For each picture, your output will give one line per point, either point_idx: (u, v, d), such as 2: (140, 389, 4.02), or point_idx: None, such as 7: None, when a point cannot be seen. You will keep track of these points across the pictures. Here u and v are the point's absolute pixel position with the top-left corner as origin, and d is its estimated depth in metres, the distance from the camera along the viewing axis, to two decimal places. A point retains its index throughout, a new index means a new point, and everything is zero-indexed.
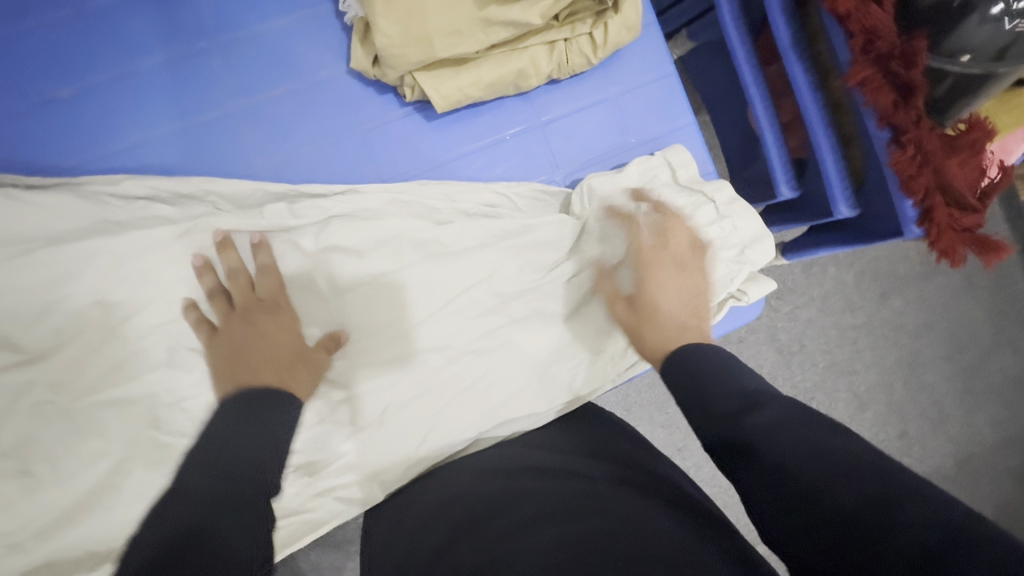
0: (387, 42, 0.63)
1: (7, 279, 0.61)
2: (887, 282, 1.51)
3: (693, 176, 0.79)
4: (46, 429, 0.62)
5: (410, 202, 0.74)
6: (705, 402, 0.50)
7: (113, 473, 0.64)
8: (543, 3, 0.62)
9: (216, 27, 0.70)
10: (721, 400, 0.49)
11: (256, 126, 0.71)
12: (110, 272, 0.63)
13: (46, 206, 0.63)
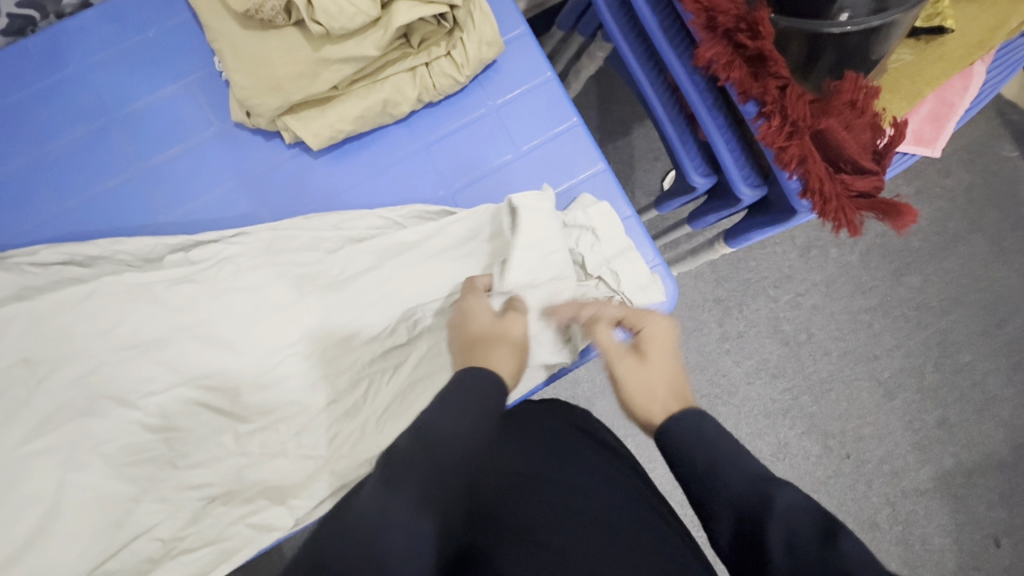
0: (245, 94, 0.68)
1: None
2: (900, 256, 1.34)
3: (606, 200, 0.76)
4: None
5: (301, 235, 0.76)
6: (706, 489, 0.49)
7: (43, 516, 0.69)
8: (374, 35, 0.66)
9: (115, 104, 0.78)
10: (726, 505, 0.47)
11: (157, 186, 0.78)
12: (32, 333, 0.71)
13: None
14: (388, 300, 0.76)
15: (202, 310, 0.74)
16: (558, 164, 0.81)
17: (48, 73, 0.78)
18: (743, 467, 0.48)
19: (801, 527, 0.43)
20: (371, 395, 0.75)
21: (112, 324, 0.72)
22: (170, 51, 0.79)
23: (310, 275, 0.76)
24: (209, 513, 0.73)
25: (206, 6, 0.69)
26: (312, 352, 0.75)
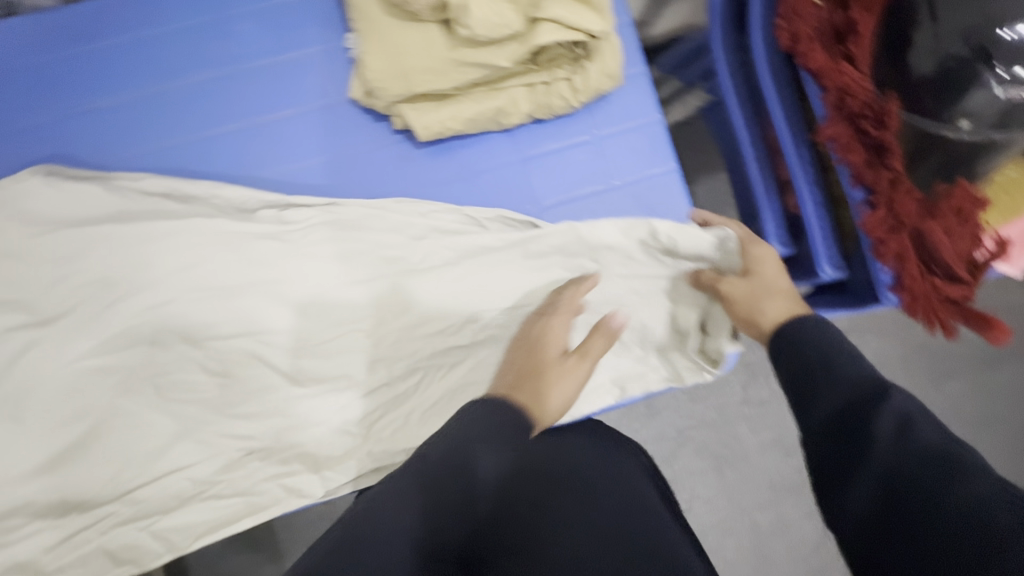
0: (372, 75, 0.70)
1: (37, 251, 0.72)
2: (950, 362, 1.29)
3: (698, 247, 0.75)
4: (42, 383, 0.71)
5: (388, 217, 0.78)
6: (827, 379, 0.51)
7: (88, 431, 0.72)
8: (511, 48, 0.67)
9: (241, 56, 0.81)
10: (846, 380, 0.50)
11: (262, 142, 0.80)
12: (114, 254, 0.73)
13: (74, 193, 0.74)
14: (456, 303, 0.76)
15: (279, 269, 0.76)
16: (645, 204, 0.83)
17: (186, 14, 0.81)
18: (845, 375, 0.51)
19: (918, 431, 0.44)
20: (421, 388, 0.76)
21: (191, 264, 0.74)
22: (304, 16, 0.82)
23: (387, 259, 0.77)
24: (236, 466, 0.74)
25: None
26: (371, 334, 0.76)
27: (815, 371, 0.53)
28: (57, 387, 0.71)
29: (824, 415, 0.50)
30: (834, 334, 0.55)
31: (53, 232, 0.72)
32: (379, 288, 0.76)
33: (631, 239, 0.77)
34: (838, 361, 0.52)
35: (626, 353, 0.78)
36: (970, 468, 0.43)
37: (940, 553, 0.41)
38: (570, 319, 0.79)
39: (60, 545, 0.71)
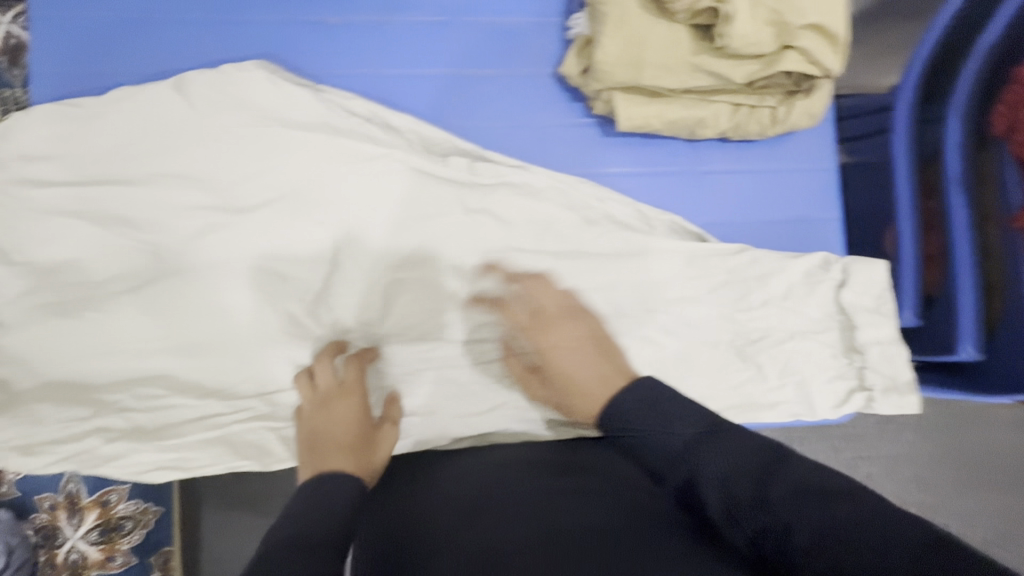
0: (603, 59, 0.73)
1: (245, 140, 0.75)
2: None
3: (862, 299, 0.76)
4: (215, 266, 0.74)
5: (567, 194, 0.81)
6: (767, 483, 0.50)
7: (252, 319, 0.75)
8: (750, 65, 0.69)
9: (464, 7, 0.83)
10: (782, 482, 0.49)
11: (464, 94, 0.84)
12: (314, 163, 0.75)
13: (290, 95, 0.76)
14: (611, 290, 0.79)
15: (452, 217, 0.78)
16: (800, 242, 0.86)
17: None
18: (792, 478, 0.50)
19: (676, 428, 0.57)
20: (561, 365, 0.78)
21: (375, 192, 0.77)
22: None
23: (554, 232, 0.79)
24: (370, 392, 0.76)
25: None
26: (525, 301, 0.78)
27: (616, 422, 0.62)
28: (228, 273, 0.74)
29: (657, 454, 0.58)
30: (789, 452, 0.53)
31: (260, 126, 0.75)
32: (544, 260, 0.79)
33: (798, 274, 0.77)
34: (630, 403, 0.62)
35: (761, 381, 0.78)
36: (849, 508, 0.45)
37: None
38: (714, 334, 0.79)
39: (184, 427, 0.71)
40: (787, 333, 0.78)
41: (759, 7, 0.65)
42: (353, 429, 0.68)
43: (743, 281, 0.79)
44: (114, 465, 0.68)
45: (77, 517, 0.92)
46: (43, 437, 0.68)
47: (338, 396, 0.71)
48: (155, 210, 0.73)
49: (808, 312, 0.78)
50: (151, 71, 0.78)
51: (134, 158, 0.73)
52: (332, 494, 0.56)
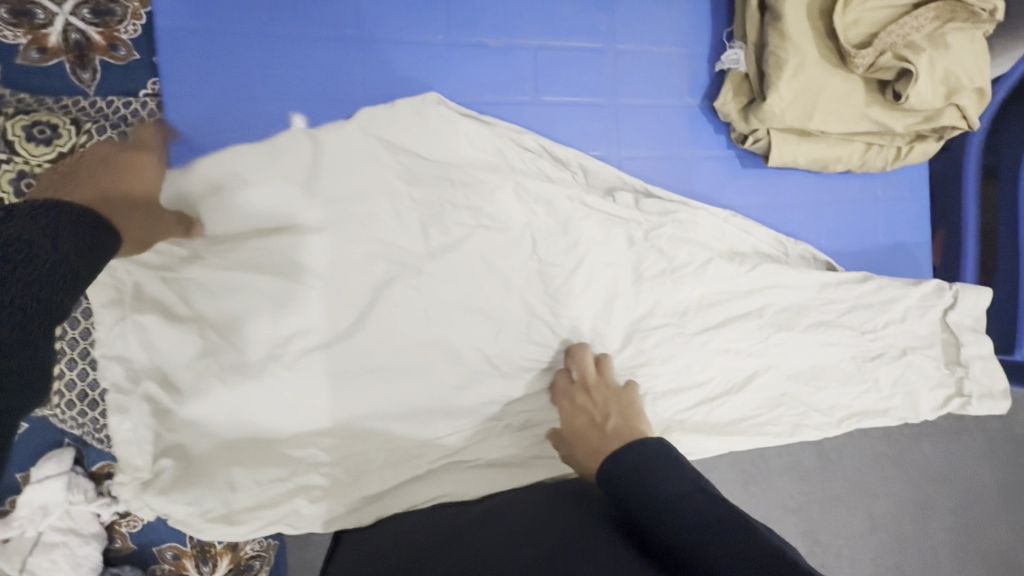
0: (776, 102, 0.75)
1: (426, 186, 0.72)
2: None
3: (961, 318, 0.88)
4: (396, 318, 0.70)
5: (719, 227, 0.84)
6: (664, 509, 0.52)
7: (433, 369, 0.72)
8: (910, 118, 0.77)
9: (620, 34, 0.82)
10: (691, 512, 0.51)
11: (618, 124, 0.83)
12: (496, 204, 0.74)
13: (468, 134, 0.74)
14: (757, 316, 0.82)
15: (618, 251, 0.78)
16: (896, 264, 0.96)
17: None
18: (699, 513, 0.51)
19: (663, 484, 0.55)
20: (725, 393, 0.81)
21: (545, 228, 0.76)
22: (685, 15, 0.84)
23: (705, 265, 0.81)
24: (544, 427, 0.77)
25: (793, 5, 0.73)
26: (692, 334, 0.80)
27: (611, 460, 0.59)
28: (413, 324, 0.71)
29: (659, 504, 0.53)
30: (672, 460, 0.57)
31: (445, 171, 0.73)
32: (704, 294, 0.81)
33: (911, 296, 0.88)
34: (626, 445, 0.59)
35: (876, 392, 0.85)
36: (726, 545, 0.48)
37: None
38: (842, 351, 0.85)
39: (376, 484, 0.69)
40: (900, 349, 0.87)
41: (934, 69, 0.73)
42: (600, 410, 0.69)
43: (871, 304, 0.87)
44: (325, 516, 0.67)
45: (207, 565, 0.87)
46: (245, 504, 0.64)
47: (576, 387, 0.73)
48: (337, 258, 0.69)
49: (922, 331, 0.88)
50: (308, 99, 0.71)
51: (309, 195, 0.68)
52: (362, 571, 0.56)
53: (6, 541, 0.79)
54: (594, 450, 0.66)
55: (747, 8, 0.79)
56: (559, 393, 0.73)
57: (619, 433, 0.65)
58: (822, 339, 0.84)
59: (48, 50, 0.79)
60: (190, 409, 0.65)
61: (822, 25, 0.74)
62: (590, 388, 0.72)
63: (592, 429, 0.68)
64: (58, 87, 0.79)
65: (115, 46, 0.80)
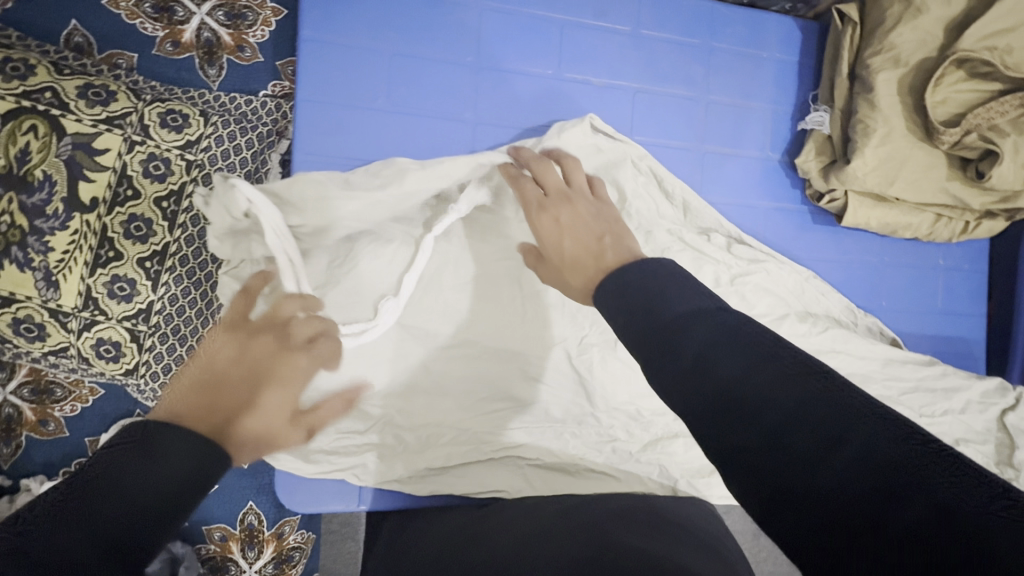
0: (860, 166, 0.79)
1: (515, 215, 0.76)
2: None
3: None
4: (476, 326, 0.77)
5: (791, 279, 0.86)
6: (665, 331, 0.41)
7: (505, 381, 0.78)
8: (988, 196, 0.81)
9: (710, 87, 0.87)
10: (694, 320, 0.41)
11: (700, 168, 0.88)
12: None
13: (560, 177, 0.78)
14: None
15: None
16: (953, 334, 0.97)
17: (679, 30, 0.86)
18: (710, 319, 0.41)
19: (722, 362, 0.38)
20: None
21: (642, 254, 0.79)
22: (773, 77, 0.89)
23: (780, 318, 0.83)
24: (606, 451, 0.79)
25: (887, 79, 0.78)
26: None
27: (641, 306, 0.45)
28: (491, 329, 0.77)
29: (649, 320, 0.43)
30: (678, 275, 0.46)
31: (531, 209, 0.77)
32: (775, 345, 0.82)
33: (974, 390, 0.86)
34: (665, 283, 0.45)
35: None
36: (739, 356, 0.38)
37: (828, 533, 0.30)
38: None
39: (440, 460, 0.75)
40: (952, 439, 0.84)
41: (1019, 153, 0.76)
42: (590, 235, 0.63)
43: (936, 384, 0.86)
44: (383, 474, 0.74)
45: (252, 550, 0.89)
46: (321, 446, 0.73)
47: (545, 213, 0.66)
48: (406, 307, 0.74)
49: (980, 424, 0.85)
50: (428, 139, 0.78)
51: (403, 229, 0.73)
52: (423, 545, 0.66)
53: None
54: (586, 266, 0.59)
55: (836, 75, 0.84)
56: (535, 209, 0.66)
57: (620, 254, 0.57)
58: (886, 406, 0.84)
59: (181, 44, 0.85)
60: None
61: (911, 100, 0.79)
62: (568, 199, 0.67)
63: (589, 256, 0.60)
64: (187, 79, 0.84)
65: (243, 47, 0.86)
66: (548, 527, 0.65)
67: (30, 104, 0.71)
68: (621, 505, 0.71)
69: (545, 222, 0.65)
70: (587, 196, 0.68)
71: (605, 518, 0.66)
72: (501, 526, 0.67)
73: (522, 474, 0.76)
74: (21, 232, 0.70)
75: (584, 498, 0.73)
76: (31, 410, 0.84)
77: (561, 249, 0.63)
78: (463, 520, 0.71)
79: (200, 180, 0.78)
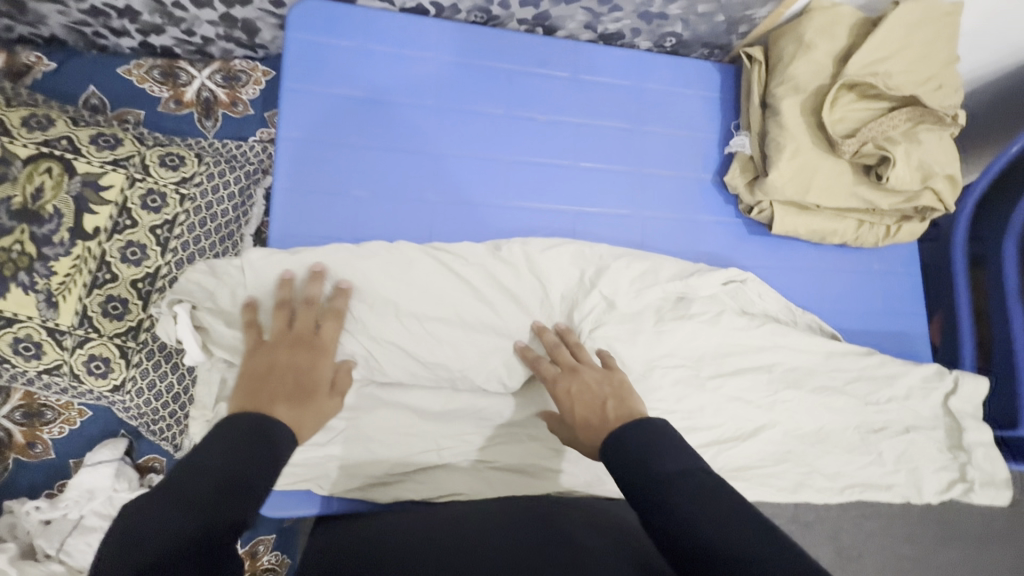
0: (778, 177, 0.89)
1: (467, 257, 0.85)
2: None
3: (965, 406, 0.94)
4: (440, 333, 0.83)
5: (732, 284, 0.95)
6: (637, 461, 0.61)
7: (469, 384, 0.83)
8: (896, 197, 0.90)
9: (644, 119, 1.00)
10: (658, 458, 0.60)
11: (640, 188, 0.98)
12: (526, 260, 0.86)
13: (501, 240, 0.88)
14: (768, 371, 0.92)
15: (645, 293, 0.89)
16: (894, 333, 1.04)
17: (613, 75, 1.00)
18: (672, 458, 0.60)
19: (667, 473, 0.59)
20: (736, 437, 0.89)
21: (589, 264, 0.88)
22: (699, 108, 1.02)
23: (718, 316, 0.91)
24: (566, 449, 0.83)
25: (790, 104, 0.90)
26: (702, 377, 0.89)
27: (634, 463, 0.61)
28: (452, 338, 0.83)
29: (631, 461, 0.61)
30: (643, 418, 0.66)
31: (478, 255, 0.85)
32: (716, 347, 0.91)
33: (912, 380, 0.95)
34: (637, 434, 0.63)
35: (880, 466, 0.92)
36: (681, 481, 0.58)
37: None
38: (851, 418, 0.92)
39: (404, 465, 0.79)
40: (903, 426, 0.93)
41: (911, 158, 0.87)
42: (596, 397, 0.72)
43: (874, 375, 0.95)
44: (346, 483, 0.77)
45: None
46: (286, 457, 0.76)
47: (559, 391, 0.75)
48: (368, 334, 0.79)
49: (920, 414, 0.94)
50: (393, 169, 0.89)
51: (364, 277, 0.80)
52: (371, 543, 0.67)
53: (49, 522, 0.84)
54: (592, 427, 0.70)
55: (750, 105, 0.97)
56: (551, 382, 0.77)
57: (621, 412, 0.69)
58: (825, 399, 0.92)
59: (184, 102, 0.98)
60: None
61: (814, 120, 0.90)
62: (576, 372, 0.76)
63: (595, 413, 0.71)
64: (187, 130, 0.97)
65: (236, 103, 1.00)
66: (505, 533, 0.67)
67: (49, 149, 0.82)
68: (580, 513, 0.74)
69: (566, 389, 0.75)
70: (604, 373, 0.76)
71: (564, 526, 0.69)
72: (461, 526, 0.70)
73: (481, 477, 0.81)
74: (29, 259, 0.79)
75: (546, 505, 0.76)
76: (21, 433, 0.89)
77: (579, 428, 0.71)
78: (425, 515, 0.75)
79: (193, 211, 0.88)
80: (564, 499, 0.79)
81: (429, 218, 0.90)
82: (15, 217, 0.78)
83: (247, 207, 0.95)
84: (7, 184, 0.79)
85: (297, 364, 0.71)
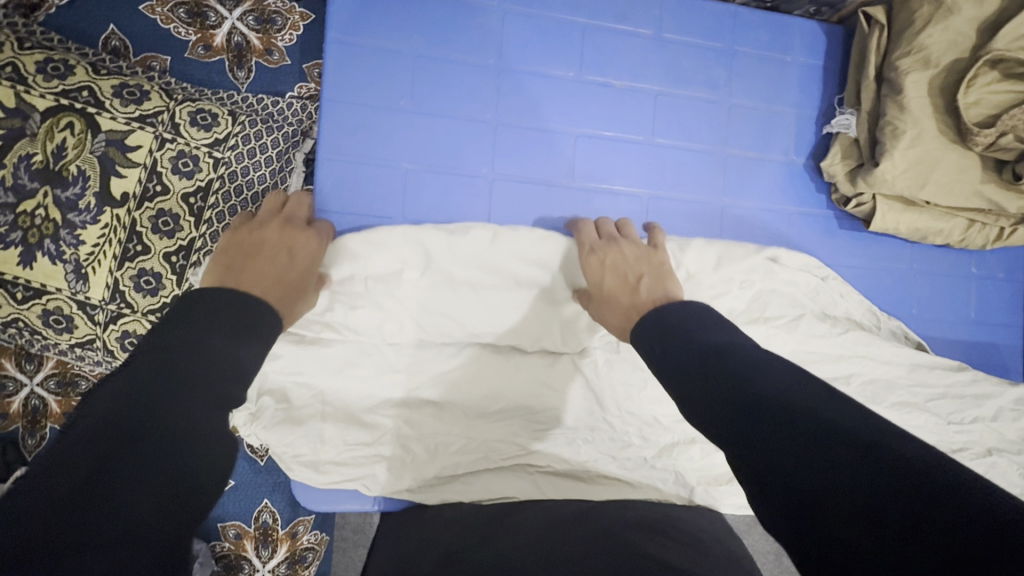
0: (889, 168, 0.77)
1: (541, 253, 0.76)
2: None
3: None
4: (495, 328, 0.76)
5: (816, 285, 0.86)
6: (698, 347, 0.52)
7: (524, 384, 0.76)
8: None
9: (734, 88, 0.87)
10: (724, 350, 0.50)
11: (722, 169, 0.86)
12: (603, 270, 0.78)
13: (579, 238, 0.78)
14: (845, 382, 0.83)
15: (721, 289, 0.80)
16: (984, 344, 0.94)
17: (701, 34, 0.86)
18: (739, 348, 0.50)
19: (739, 354, 0.48)
20: None
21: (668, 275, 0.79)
22: (798, 79, 0.88)
23: (797, 319, 0.83)
24: (621, 457, 0.77)
25: (915, 81, 0.76)
26: None
27: (693, 347, 0.52)
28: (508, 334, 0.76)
29: (693, 356, 0.51)
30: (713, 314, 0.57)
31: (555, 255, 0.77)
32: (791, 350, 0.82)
33: (1001, 400, 0.86)
34: (693, 324, 0.55)
35: None
36: (754, 368, 0.46)
37: (819, 459, 0.37)
38: (926, 438, 0.83)
39: (449, 468, 0.74)
40: (985, 448, 0.84)
41: None
42: (634, 273, 0.71)
43: (960, 391, 0.86)
44: (390, 481, 0.73)
45: (266, 549, 0.88)
46: (330, 455, 0.72)
47: (596, 258, 0.73)
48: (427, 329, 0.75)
49: (1006, 437, 0.85)
50: (449, 138, 0.79)
51: (425, 274, 0.74)
52: (428, 547, 0.64)
53: None
54: (624, 301, 0.68)
55: (862, 78, 0.83)
56: (586, 251, 0.74)
57: (654, 291, 0.68)
58: (906, 416, 0.84)
59: (213, 48, 0.87)
60: (293, 396, 0.71)
61: (942, 102, 0.77)
62: (616, 244, 0.75)
63: (625, 288, 0.69)
64: (217, 81, 0.87)
65: (271, 51, 0.89)
66: (556, 546, 0.61)
67: (69, 101, 0.73)
68: (643, 523, 0.67)
69: (596, 259, 0.73)
70: (646, 249, 0.75)
71: (626, 538, 0.62)
72: (507, 537, 0.64)
73: (532, 481, 0.74)
74: (54, 226, 0.72)
75: (602, 512, 0.69)
76: (56, 402, 0.85)
77: (599, 299, 0.71)
78: (475, 516, 0.70)
79: (227, 177, 0.79)
80: (623, 507, 0.72)
81: (485, 196, 0.80)
82: (38, 178, 0.71)
83: (286, 174, 0.83)
84: (26, 141, 0.71)
85: (290, 242, 0.68)
